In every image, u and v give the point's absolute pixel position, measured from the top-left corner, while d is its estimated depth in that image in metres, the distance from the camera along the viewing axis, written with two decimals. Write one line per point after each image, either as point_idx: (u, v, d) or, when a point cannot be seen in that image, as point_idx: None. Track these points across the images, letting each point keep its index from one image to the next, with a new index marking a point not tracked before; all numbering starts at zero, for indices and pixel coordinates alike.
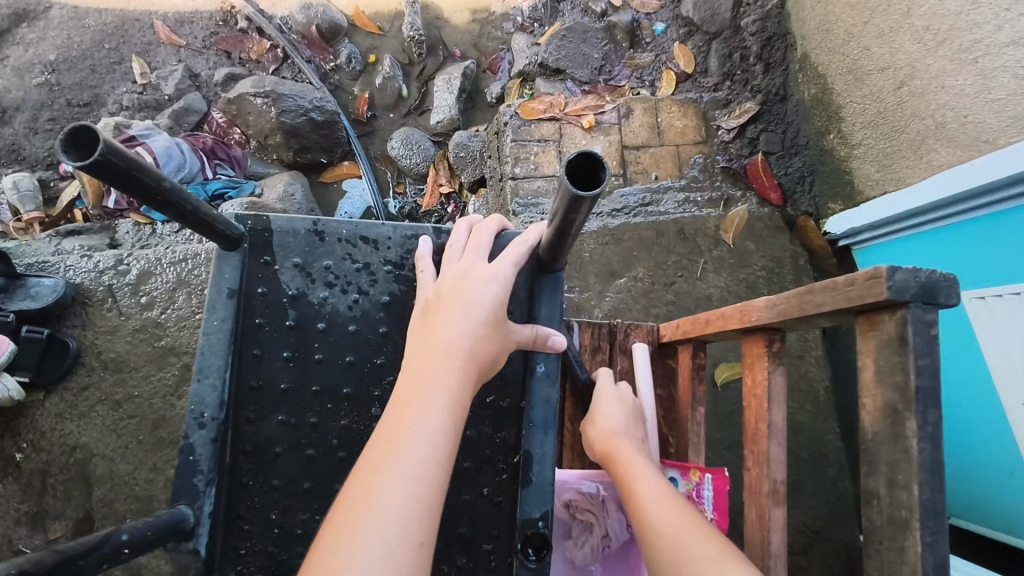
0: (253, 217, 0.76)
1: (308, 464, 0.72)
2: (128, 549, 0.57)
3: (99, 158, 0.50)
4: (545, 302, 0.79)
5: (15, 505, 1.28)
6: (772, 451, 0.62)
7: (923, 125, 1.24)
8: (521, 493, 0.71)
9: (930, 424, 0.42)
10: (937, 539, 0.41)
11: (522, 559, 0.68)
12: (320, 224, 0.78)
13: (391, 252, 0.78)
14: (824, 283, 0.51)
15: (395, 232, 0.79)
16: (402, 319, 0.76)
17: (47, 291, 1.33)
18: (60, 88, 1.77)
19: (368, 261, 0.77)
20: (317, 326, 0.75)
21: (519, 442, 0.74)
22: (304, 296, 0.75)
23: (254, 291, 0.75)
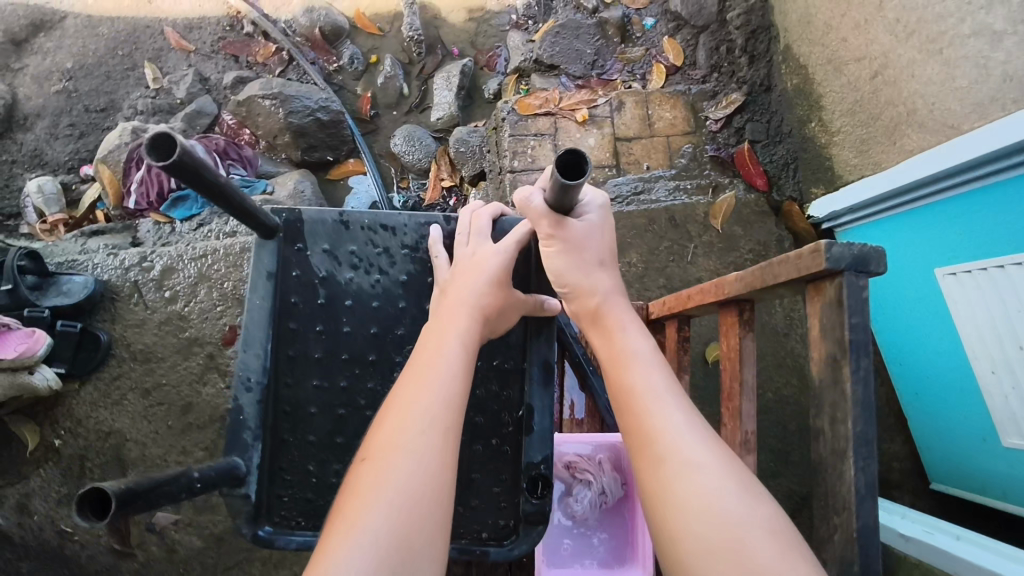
0: (288, 210, 0.85)
1: (339, 422, 0.81)
2: (200, 483, 0.68)
3: (176, 158, 0.60)
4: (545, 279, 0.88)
5: (56, 487, 1.39)
6: (743, 406, 0.71)
7: (896, 112, 1.32)
8: (525, 440, 0.80)
9: (862, 369, 0.51)
10: (868, 462, 0.50)
11: (527, 496, 0.78)
12: (345, 214, 0.86)
13: (407, 237, 0.87)
14: (780, 257, 0.59)
15: (411, 220, 0.87)
16: (421, 295, 0.85)
17: (78, 287, 1.42)
18: (77, 95, 1.86)
19: (388, 246, 0.86)
20: (344, 302, 0.84)
21: (522, 397, 0.83)
22: (332, 277, 0.84)
23: (289, 273, 0.84)
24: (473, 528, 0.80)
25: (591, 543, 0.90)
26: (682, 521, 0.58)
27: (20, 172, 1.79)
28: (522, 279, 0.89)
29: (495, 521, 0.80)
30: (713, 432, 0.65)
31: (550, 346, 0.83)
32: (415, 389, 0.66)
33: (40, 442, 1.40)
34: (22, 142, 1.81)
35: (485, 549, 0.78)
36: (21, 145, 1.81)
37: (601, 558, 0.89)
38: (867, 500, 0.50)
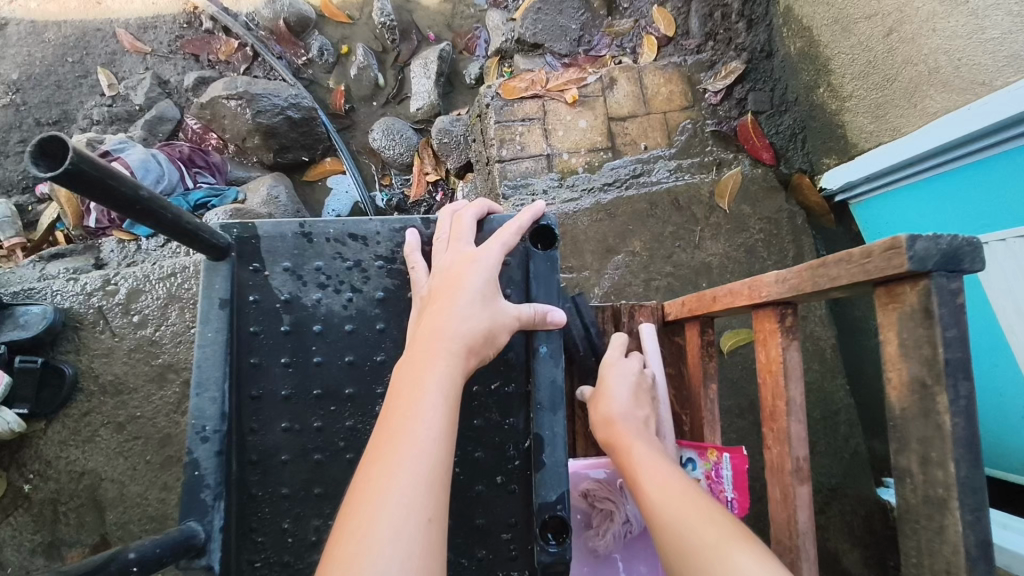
0: (240, 225, 0.74)
1: (316, 470, 0.70)
2: (138, 566, 0.55)
3: (69, 168, 0.48)
4: (541, 280, 0.75)
5: (29, 536, 1.28)
6: (791, 428, 0.60)
7: (915, 72, 1.20)
8: (535, 477, 0.69)
9: (963, 396, 0.40)
10: (976, 516, 0.40)
11: (542, 544, 0.66)
12: (307, 224, 0.75)
13: (382, 246, 0.75)
14: (837, 255, 0.49)
15: (384, 226, 0.75)
16: (401, 312, 0.73)
17: (36, 318, 1.30)
18: (26, 108, 1.71)
19: (360, 259, 0.74)
20: (313, 328, 0.72)
21: (529, 426, 0.71)
22: (297, 300, 0.72)
23: (246, 298, 0.72)
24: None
25: None
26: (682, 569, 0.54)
27: None
28: (519, 286, 0.75)
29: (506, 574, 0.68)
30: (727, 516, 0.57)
31: (557, 362, 0.71)
32: (388, 464, 0.53)
33: (7, 487, 1.29)
34: None
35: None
36: None
37: None
38: (977, 564, 0.40)
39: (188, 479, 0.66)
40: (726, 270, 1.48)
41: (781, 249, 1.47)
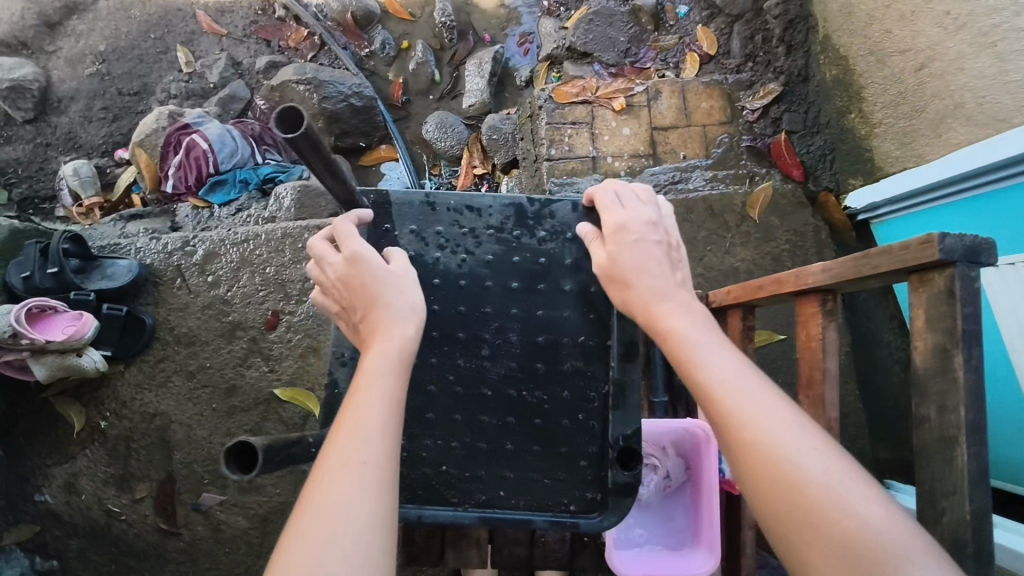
0: (376, 192, 0.88)
1: (430, 399, 0.85)
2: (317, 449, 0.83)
3: (304, 131, 0.64)
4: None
5: (103, 468, 1.42)
6: (826, 394, 0.72)
7: (942, 105, 1.32)
8: (611, 415, 0.84)
9: (975, 358, 0.52)
10: (978, 449, 0.52)
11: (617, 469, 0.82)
12: (431, 196, 0.89)
13: (492, 218, 0.88)
14: (878, 248, 0.60)
15: (495, 202, 0.88)
16: (509, 273, 0.87)
17: (122, 271, 1.44)
18: (110, 78, 1.84)
19: (475, 227, 0.88)
20: (433, 281, 0.86)
21: (608, 373, 0.85)
22: (421, 257, 0.87)
23: (379, 253, 0.86)
24: (562, 501, 0.84)
25: (651, 525, 0.94)
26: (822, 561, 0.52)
27: (53, 155, 1.79)
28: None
29: (583, 495, 0.84)
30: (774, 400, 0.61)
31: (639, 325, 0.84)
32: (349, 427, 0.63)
33: (86, 422, 1.43)
34: (55, 124, 1.80)
35: (576, 521, 0.82)
36: (55, 127, 1.80)
37: (666, 543, 0.93)
38: (978, 486, 0.51)
39: None
40: (752, 275, 1.60)
41: (805, 259, 1.59)
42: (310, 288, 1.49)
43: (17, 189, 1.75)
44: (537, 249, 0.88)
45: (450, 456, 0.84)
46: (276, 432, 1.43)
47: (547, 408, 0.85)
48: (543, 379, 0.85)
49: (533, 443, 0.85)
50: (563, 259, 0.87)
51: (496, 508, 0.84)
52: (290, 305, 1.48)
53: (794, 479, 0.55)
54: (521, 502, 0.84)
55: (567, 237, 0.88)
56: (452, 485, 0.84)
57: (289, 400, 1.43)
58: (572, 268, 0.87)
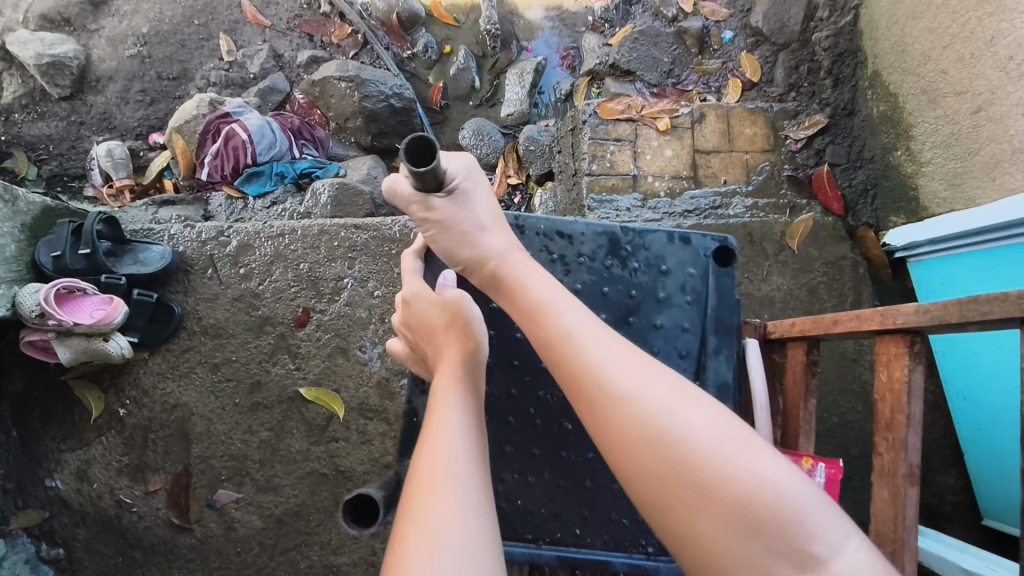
0: None
1: (507, 428, 0.94)
2: None
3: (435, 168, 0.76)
4: (719, 294, 0.96)
5: (118, 456, 1.38)
6: (908, 438, 0.70)
7: (999, 149, 1.30)
8: None
9: None
10: None
11: None
12: (520, 220, 0.98)
13: (582, 245, 0.97)
14: (996, 295, 0.59)
15: (586, 229, 0.98)
16: (598, 299, 0.96)
17: (155, 258, 1.41)
18: (150, 61, 1.82)
19: (570, 256, 0.97)
20: None
21: None
22: None
23: (466, 274, 0.96)
24: (638, 543, 0.91)
25: None
26: (709, 525, 0.54)
27: (86, 134, 1.77)
28: (700, 296, 0.96)
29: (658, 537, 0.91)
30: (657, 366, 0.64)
31: (725, 358, 0.94)
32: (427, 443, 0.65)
33: (104, 409, 1.40)
34: (91, 103, 1.78)
35: (650, 565, 0.90)
36: (90, 106, 1.78)
37: None
38: None
39: (410, 422, 0.98)
40: (788, 306, 1.58)
41: (841, 294, 1.58)
42: (343, 287, 1.46)
43: (47, 165, 1.73)
44: (632, 281, 0.97)
45: (527, 492, 0.93)
46: (298, 432, 1.40)
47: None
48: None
49: (612, 482, 0.92)
50: (657, 291, 0.96)
51: (574, 546, 0.91)
52: (321, 303, 1.45)
53: (671, 442, 0.58)
54: (598, 542, 0.92)
55: (662, 271, 0.97)
56: (530, 522, 0.92)
57: (313, 400, 1.40)
58: (664, 301, 0.96)
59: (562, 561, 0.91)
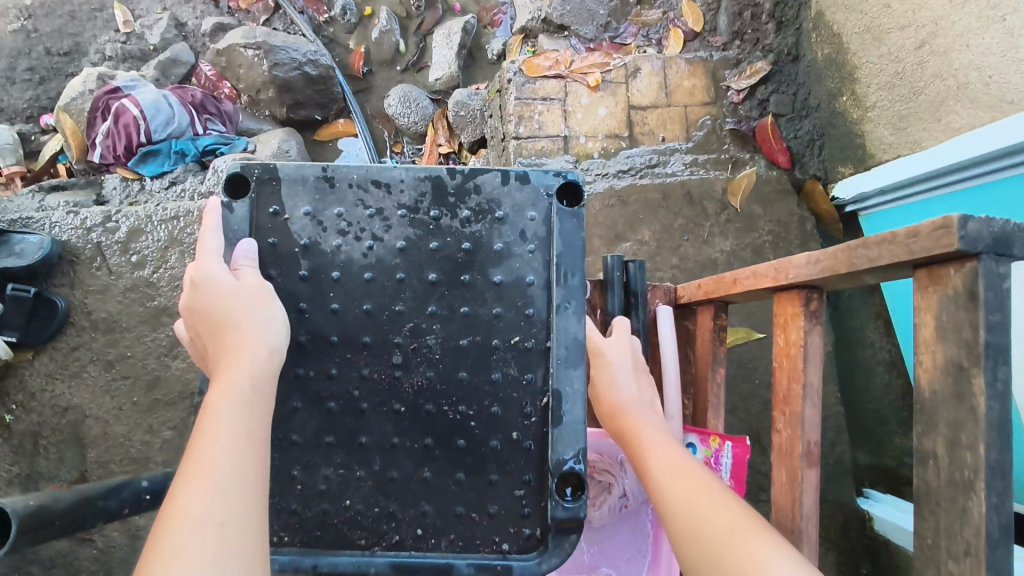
0: (261, 165, 0.67)
1: (328, 418, 0.63)
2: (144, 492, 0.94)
3: None
4: (565, 240, 0.65)
5: (6, 467, 1.27)
6: (805, 411, 0.59)
7: (943, 86, 1.19)
8: (551, 433, 0.62)
9: (1001, 381, 0.39)
10: (1002, 500, 0.39)
11: (558, 500, 0.61)
12: (330, 169, 0.67)
13: (406, 195, 0.66)
14: (880, 236, 0.47)
15: (408, 173, 0.66)
16: (426, 263, 0.65)
17: (32, 248, 1.28)
18: (37, 35, 1.66)
19: (382, 207, 0.66)
20: (331, 275, 0.65)
21: (546, 382, 0.64)
22: (316, 246, 0.65)
23: (264, 241, 0.65)
24: (490, 540, 0.62)
25: (598, 554, 0.80)
26: None
27: None
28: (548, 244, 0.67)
29: (517, 531, 0.62)
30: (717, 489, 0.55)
31: (581, 319, 0.64)
32: (185, 502, 0.47)
33: None
34: None
35: (507, 566, 0.61)
36: None
37: (617, 566, 0.79)
38: (1000, 548, 0.39)
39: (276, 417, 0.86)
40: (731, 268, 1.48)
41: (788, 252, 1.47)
42: None
43: None
44: (461, 233, 0.66)
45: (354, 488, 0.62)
46: None
47: (476, 429, 0.63)
48: (470, 393, 0.63)
49: (457, 471, 0.63)
50: (491, 243, 0.66)
51: (411, 551, 0.62)
52: None
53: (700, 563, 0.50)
54: (442, 544, 0.62)
55: (496, 217, 0.66)
56: (360, 524, 0.62)
57: None
58: (503, 254, 0.66)
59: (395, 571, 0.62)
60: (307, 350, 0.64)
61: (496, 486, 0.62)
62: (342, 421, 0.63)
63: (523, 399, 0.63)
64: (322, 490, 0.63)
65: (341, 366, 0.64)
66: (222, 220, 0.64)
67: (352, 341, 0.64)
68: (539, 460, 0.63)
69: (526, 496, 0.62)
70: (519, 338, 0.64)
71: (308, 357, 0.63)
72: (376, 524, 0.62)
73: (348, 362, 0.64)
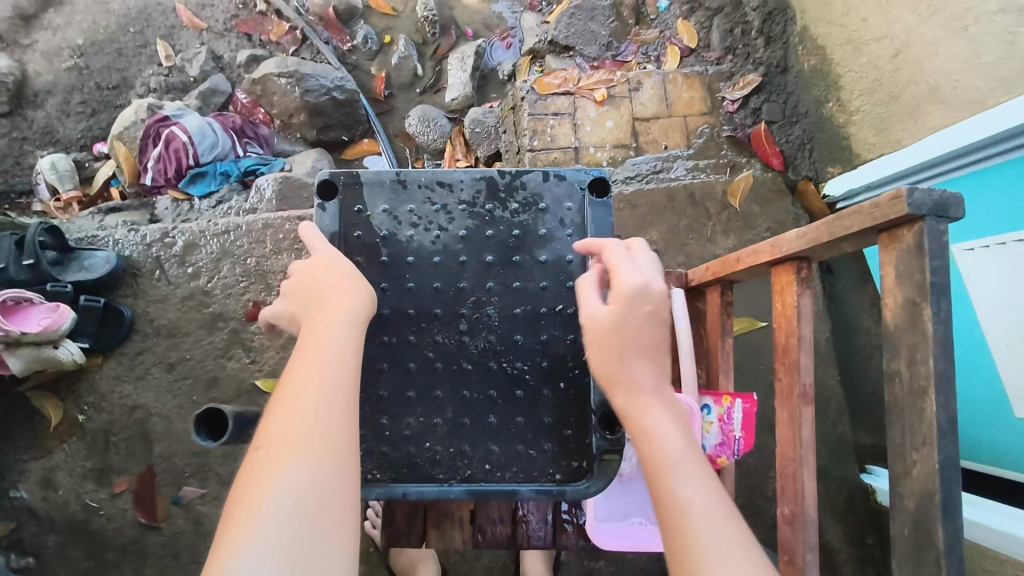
0: (346, 173, 0.84)
1: (410, 377, 0.80)
2: None
3: None
4: (596, 224, 0.83)
5: (81, 462, 1.41)
6: (800, 359, 0.72)
7: (918, 90, 1.33)
8: (592, 380, 0.79)
9: (943, 310, 0.52)
10: (948, 399, 0.52)
11: (601, 432, 0.77)
12: (403, 174, 0.84)
13: (465, 193, 0.84)
14: (851, 209, 0.61)
15: (467, 176, 0.84)
16: (483, 247, 0.83)
17: (101, 263, 1.42)
18: (88, 72, 1.82)
19: (446, 204, 0.84)
20: (407, 259, 0.82)
21: (585, 338, 0.81)
22: (394, 236, 0.82)
23: (352, 233, 0.82)
24: (546, 470, 0.78)
25: (628, 504, 0.91)
26: None
27: (30, 149, 1.76)
28: (581, 228, 0.84)
29: (569, 464, 0.78)
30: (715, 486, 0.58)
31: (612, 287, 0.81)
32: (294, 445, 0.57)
33: (64, 415, 1.43)
34: (32, 118, 1.77)
35: (562, 489, 0.77)
36: (31, 121, 1.77)
37: (649, 514, 0.90)
38: (948, 434, 0.51)
39: None
40: None
41: None
42: None
43: None
44: (511, 222, 0.83)
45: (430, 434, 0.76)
46: None
47: (530, 379, 0.80)
48: (524, 350, 0.80)
49: (517, 415, 0.79)
50: (537, 229, 0.83)
51: (482, 482, 0.78)
52: (271, 296, 1.47)
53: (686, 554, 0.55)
54: (507, 475, 0.78)
55: (540, 208, 0.84)
56: (437, 462, 0.78)
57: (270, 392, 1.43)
58: (546, 238, 0.83)
59: (472, 498, 0.77)
60: (390, 322, 0.80)
61: (548, 427, 0.79)
62: (419, 378, 0.79)
63: (568, 356, 0.80)
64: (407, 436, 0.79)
65: (417, 335, 0.80)
66: (319, 216, 0.82)
67: (427, 314, 0.81)
68: (581, 403, 0.79)
69: (572, 434, 0.79)
70: (562, 305, 0.81)
71: (393, 328, 0.80)
72: (451, 462, 0.78)
73: (423, 331, 0.80)
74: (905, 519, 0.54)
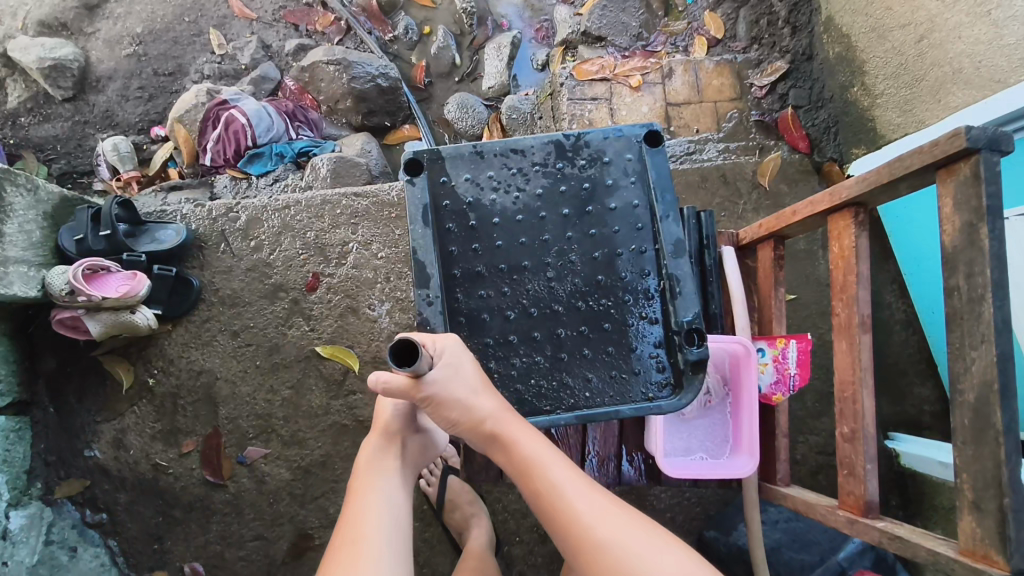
0: (427, 150, 0.91)
1: (511, 322, 0.90)
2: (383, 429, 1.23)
3: None
4: (657, 169, 0.91)
5: (150, 423, 1.49)
6: (859, 293, 0.81)
7: (942, 72, 1.42)
8: (673, 306, 0.88)
9: (998, 228, 0.61)
10: (1003, 303, 0.61)
11: (687, 349, 0.87)
12: (477, 145, 0.92)
13: (537, 155, 0.92)
14: (911, 149, 0.69)
15: (536, 140, 0.92)
16: (559, 202, 0.92)
17: (171, 236, 1.50)
18: (147, 59, 1.92)
19: (522, 167, 0.92)
20: (493, 220, 0.91)
21: (661, 271, 0.90)
22: (479, 201, 0.91)
23: (441, 203, 0.91)
24: (638, 389, 0.90)
25: (691, 442, 1.03)
26: None
27: (91, 131, 1.86)
28: (642, 175, 0.92)
29: (658, 380, 0.90)
30: (617, 514, 0.76)
31: (679, 222, 0.89)
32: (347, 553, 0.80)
33: (134, 380, 1.51)
34: (93, 103, 1.88)
35: (657, 405, 0.88)
36: (93, 106, 1.88)
37: (709, 450, 1.03)
38: (1004, 332, 0.61)
39: None
40: None
41: None
42: (348, 251, 1.56)
43: (56, 164, 1.83)
44: (580, 176, 0.92)
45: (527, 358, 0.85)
46: (318, 389, 1.51)
47: (616, 314, 0.90)
48: (607, 290, 0.90)
49: (608, 345, 0.90)
50: (605, 180, 0.92)
51: (585, 407, 0.89)
52: (330, 267, 1.55)
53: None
54: (603, 398, 0.90)
55: (605, 161, 0.92)
56: (544, 395, 0.89)
57: (330, 357, 1.51)
58: (614, 187, 0.92)
59: (580, 420, 0.88)
60: (486, 277, 0.91)
61: (635, 352, 0.90)
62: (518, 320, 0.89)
63: (646, 287, 0.91)
64: (515, 374, 0.90)
65: (512, 286, 0.91)
66: (410, 193, 0.89)
67: (518, 266, 0.91)
68: (667, 328, 0.90)
69: (661, 353, 0.90)
70: (636, 245, 0.91)
71: (491, 282, 0.90)
72: (556, 394, 0.89)
73: (517, 282, 0.90)
74: (965, 409, 0.66)
